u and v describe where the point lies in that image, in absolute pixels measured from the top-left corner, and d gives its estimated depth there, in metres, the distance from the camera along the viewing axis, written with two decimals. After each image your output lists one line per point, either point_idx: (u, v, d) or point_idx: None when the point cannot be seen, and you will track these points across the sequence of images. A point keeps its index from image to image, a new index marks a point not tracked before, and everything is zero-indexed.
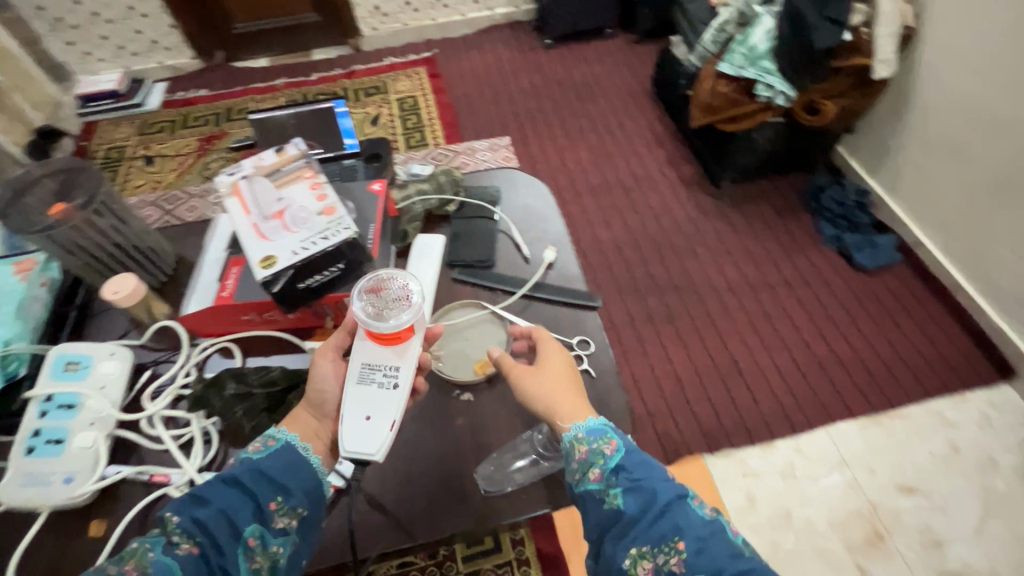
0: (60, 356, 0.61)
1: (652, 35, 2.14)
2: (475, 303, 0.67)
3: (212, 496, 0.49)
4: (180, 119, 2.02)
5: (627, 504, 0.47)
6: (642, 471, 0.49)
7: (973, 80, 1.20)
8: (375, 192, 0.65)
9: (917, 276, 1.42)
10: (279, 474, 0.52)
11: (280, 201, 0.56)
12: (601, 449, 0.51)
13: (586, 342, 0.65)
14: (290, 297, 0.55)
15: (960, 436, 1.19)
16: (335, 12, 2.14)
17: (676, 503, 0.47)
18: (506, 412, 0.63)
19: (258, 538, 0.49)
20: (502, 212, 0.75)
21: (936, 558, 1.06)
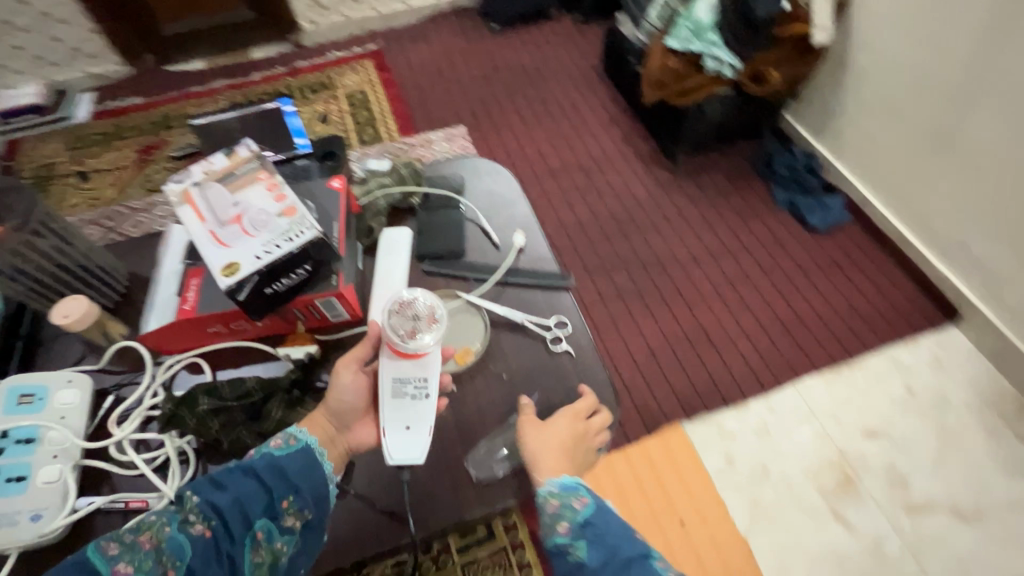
0: (13, 390, 0.58)
1: (597, 14, 2.15)
2: (450, 293, 0.67)
3: (232, 483, 0.51)
4: (114, 130, 1.91)
5: (591, 557, 0.51)
6: (609, 529, 0.52)
7: (903, 41, 1.26)
8: (336, 189, 0.63)
9: (865, 232, 1.49)
10: (295, 473, 0.53)
11: (235, 205, 0.53)
12: (570, 503, 0.54)
13: (563, 323, 0.66)
14: (257, 304, 0.53)
15: (915, 378, 1.27)
16: (271, 7, 2.06)
17: (637, 560, 0.50)
18: (491, 400, 0.62)
19: (265, 534, 0.51)
20: (467, 201, 0.74)
21: (901, 494, 1.14)
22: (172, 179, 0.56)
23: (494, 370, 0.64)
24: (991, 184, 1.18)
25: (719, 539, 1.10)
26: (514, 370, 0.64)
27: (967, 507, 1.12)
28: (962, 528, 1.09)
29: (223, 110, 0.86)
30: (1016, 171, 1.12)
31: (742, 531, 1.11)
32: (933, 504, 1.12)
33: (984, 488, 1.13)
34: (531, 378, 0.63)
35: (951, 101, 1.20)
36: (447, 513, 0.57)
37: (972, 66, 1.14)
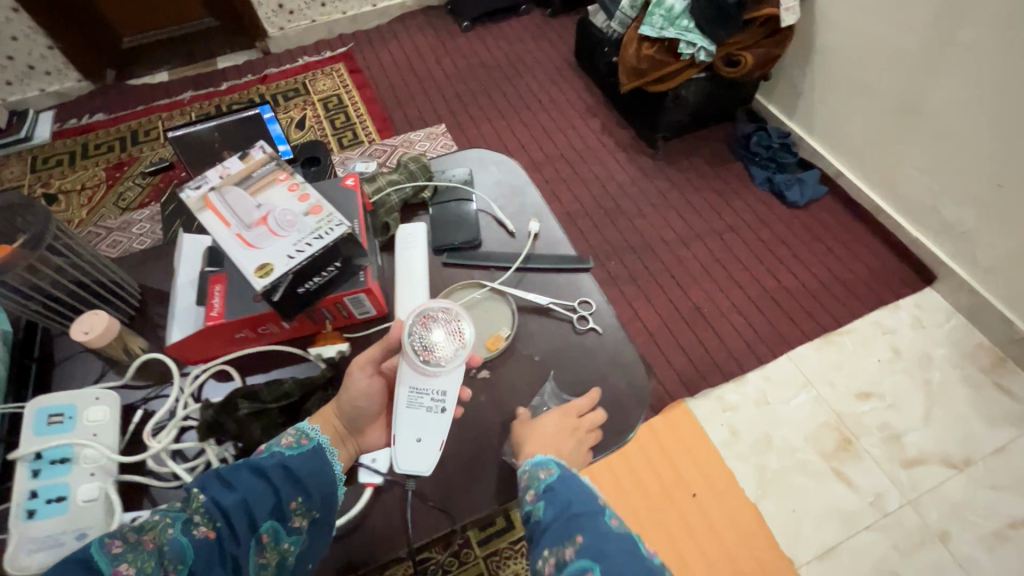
0: (39, 409, 0.55)
1: (566, 7, 2.17)
2: (474, 283, 0.68)
3: (238, 483, 0.50)
4: (80, 149, 1.84)
5: (545, 513, 0.49)
6: (571, 496, 0.50)
7: (865, 18, 1.31)
8: (349, 187, 0.63)
9: (841, 203, 1.55)
10: (304, 474, 0.53)
11: (260, 207, 0.53)
12: (536, 473, 0.53)
13: (587, 303, 0.68)
14: (289, 303, 0.54)
15: (899, 339, 1.33)
16: (236, 15, 2.01)
17: (593, 515, 0.48)
18: (524, 384, 0.63)
19: (271, 536, 0.50)
20: (478, 193, 0.75)
21: (896, 449, 1.19)
22: (188, 186, 0.55)
23: (525, 353, 0.65)
24: (956, 151, 1.24)
25: (731, 507, 1.14)
26: (545, 352, 0.65)
27: (957, 456, 1.18)
28: (954, 477, 1.16)
29: (199, 120, 0.89)
30: (977, 135, 1.18)
31: (751, 498, 1.15)
32: (926, 456, 1.18)
33: (970, 437, 1.20)
34: (561, 358, 0.65)
35: (913, 74, 1.26)
36: (494, 497, 0.58)
37: (931, 39, 1.19)
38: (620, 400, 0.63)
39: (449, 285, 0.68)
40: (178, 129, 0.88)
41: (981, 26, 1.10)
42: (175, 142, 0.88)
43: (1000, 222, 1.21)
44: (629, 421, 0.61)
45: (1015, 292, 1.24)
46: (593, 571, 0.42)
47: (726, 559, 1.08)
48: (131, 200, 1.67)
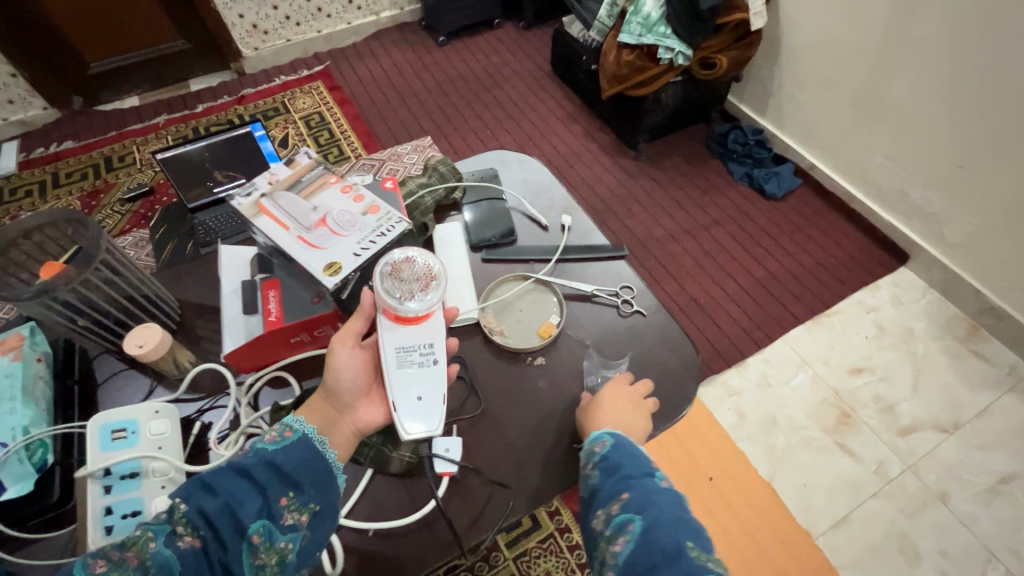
0: (99, 425, 0.53)
1: (538, 20, 2.23)
2: (519, 276, 0.72)
3: (222, 487, 0.47)
4: (50, 179, 1.76)
5: (599, 476, 0.53)
6: (623, 460, 0.54)
7: (825, 19, 1.41)
8: (390, 189, 0.66)
9: (816, 194, 1.64)
10: (292, 469, 0.50)
11: (316, 209, 0.59)
12: (592, 446, 0.56)
13: (628, 287, 0.73)
14: (355, 298, 0.60)
15: (882, 316, 1.41)
16: (210, 38, 1.98)
17: (642, 478, 0.52)
18: (576, 369, 0.66)
19: (264, 536, 0.46)
20: (509, 191, 0.81)
21: (891, 418, 1.26)
22: (236, 194, 0.60)
23: (576, 338, 0.69)
24: (919, 138, 1.33)
25: (747, 488, 1.17)
26: (594, 337, 0.69)
27: (946, 420, 1.26)
28: (947, 440, 1.23)
29: (188, 142, 0.89)
30: (937, 121, 1.28)
31: (765, 477, 1.19)
32: (919, 423, 1.25)
33: (956, 402, 1.28)
34: (606, 342, 0.68)
35: (875, 69, 1.36)
36: (560, 478, 0.59)
37: (890, 36, 1.29)
38: (673, 376, 0.66)
39: (493, 280, 0.73)
40: (166, 151, 0.87)
41: (935, 23, 1.20)
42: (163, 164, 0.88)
43: (963, 201, 1.31)
44: (679, 395, 0.65)
45: (982, 265, 1.34)
46: (637, 522, 0.48)
47: (748, 537, 1.12)
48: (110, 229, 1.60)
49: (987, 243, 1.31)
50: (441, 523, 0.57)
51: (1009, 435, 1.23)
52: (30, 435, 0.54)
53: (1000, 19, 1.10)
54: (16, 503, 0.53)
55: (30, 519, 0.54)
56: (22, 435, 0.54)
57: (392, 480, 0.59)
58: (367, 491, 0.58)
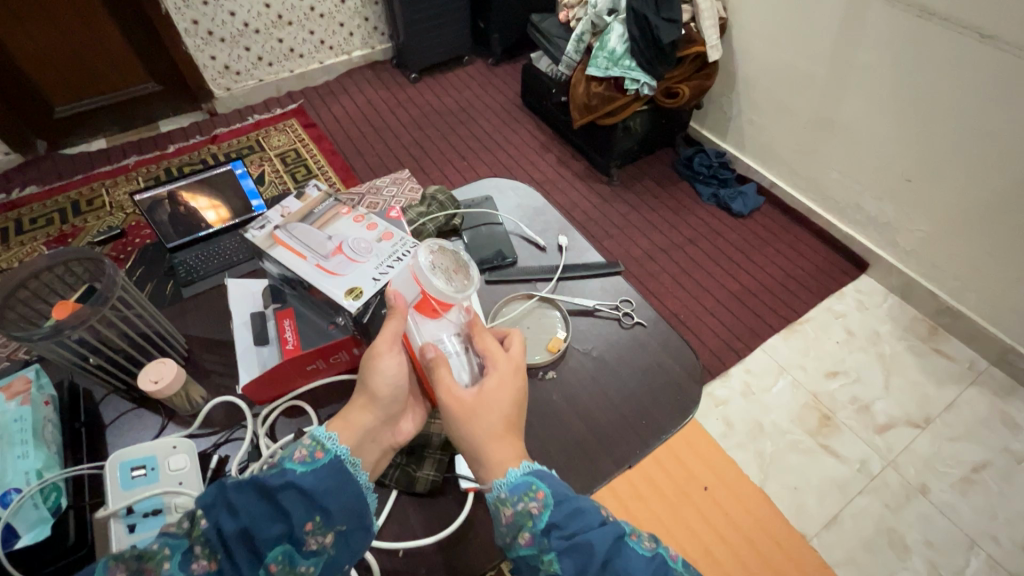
0: (119, 463, 0.53)
1: (506, 56, 2.32)
2: (523, 295, 0.75)
3: (244, 506, 0.44)
4: (12, 224, 1.68)
5: (564, 568, 0.44)
6: (574, 524, 0.46)
7: (775, 50, 1.53)
8: (395, 217, 0.72)
9: (778, 210, 1.75)
10: (320, 493, 0.47)
11: (332, 239, 0.64)
12: (527, 510, 0.48)
13: (627, 301, 0.77)
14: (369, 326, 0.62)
15: (851, 321, 1.49)
16: (182, 79, 1.97)
17: (616, 549, 0.45)
18: (590, 381, 0.69)
19: (283, 562, 0.44)
20: (505, 216, 0.86)
21: (869, 418, 1.32)
22: (251, 228, 0.65)
23: (583, 351, 0.72)
24: (870, 154, 1.44)
25: (742, 495, 1.17)
26: (600, 347, 0.72)
27: (918, 416, 1.33)
28: (921, 435, 1.30)
29: (167, 182, 0.85)
30: (886, 137, 1.39)
31: (758, 483, 1.22)
32: (894, 421, 1.32)
33: (925, 398, 1.35)
34: (613, 352, 0.72)
35: (825, 93, 1.47)
36: (580, 485, 0.61)
37: (836, 63, 1.41)
38: (675, 384, 0.69)
39: (498, 300, 0.76)
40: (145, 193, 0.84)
41: (874, 51, 1.32)
42: (142, 206, 0.84)
43: (914, 210, 1.42)
44: (684, 399, 0.68)
45: (934, 268, 1.44)
46: None
47: (750, 546, 1.11)
48: None
49: (938, 248, 1.41)
50: (469, 539, 0.57)
51: (977, 426, 1.31)
52: (43, 478, 0.53)
53: (928, 48, 1.22)
54: (39, 552, 0.52)
55: (46, 566, 0.52)
56: (36, 479, 0.54)
57: (418, 500, 0.60)
58: (394, 510, 0.59)
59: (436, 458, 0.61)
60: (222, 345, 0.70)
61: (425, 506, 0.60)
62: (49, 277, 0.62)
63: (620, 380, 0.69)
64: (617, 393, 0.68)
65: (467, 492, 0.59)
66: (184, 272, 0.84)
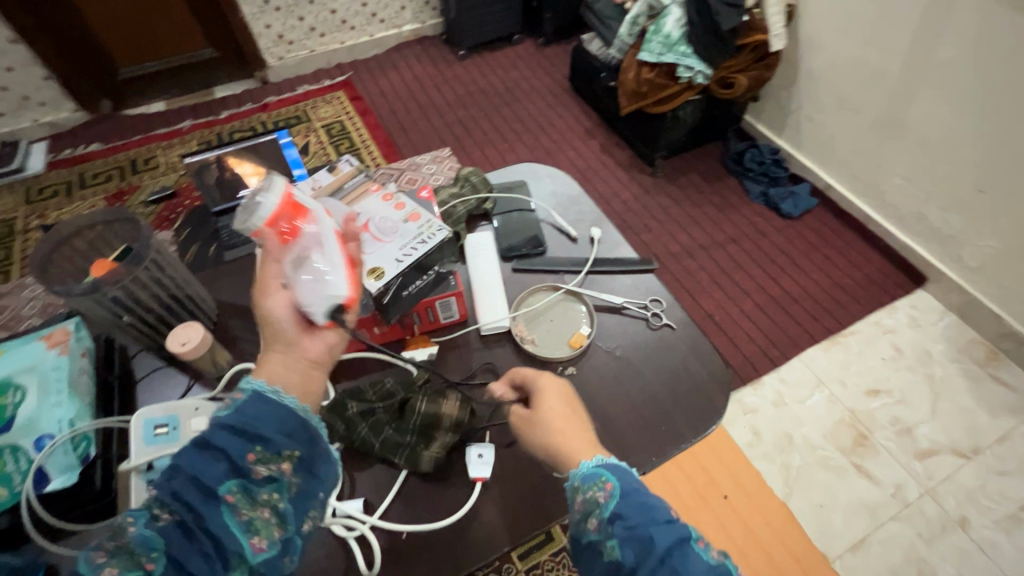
0: (146, 420, 0.55)
1: (557, 37, 2.26)
2: (550, 286, 0.74)
3: (181, 461, 0.42)
4: (77, 179, 1.77)
5: (625, 556, 0.44)
6: (641, 516, 0.45)
7: (845, 42, 1.43)
8: (426, 198, 0.72)
9: (832, 214, 1.65)
10: (252, 422, 0.43)
11: (359, 216, 0.65)
12: (594, 497, 0.48)
13: (657, 301, 0.74)
14: (394, 306, 0.63)
15: (899, 337, 1.41)
16: (237, 46, 2.01)
17: (677, 546, 0.43)
18: (609, 378, 0.67)
19: (240, 493, 0.42)
20: (538, 203, 0.84)
21: (909, 441, 1.25)
22: None
23: (606, 349, 0.69)
24: (940, 159, 1.34)
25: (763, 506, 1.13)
26: (624, 347, 0.70)
27: (965, 445, 1.24)
28: (965, 465, 1.22)
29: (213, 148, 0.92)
30: (960, 142, 1.28)
31: (782, 497, 1.18)
32: (938, 447, 1.24)
33: (975, 427, 1.27)
34: (637, 351, 0.69)
35: (896, 90, 1.36)
36: None
37: (911, 59, 1.30)
38: (699, 392, 0.66)
39: (525, 289, 0.74)
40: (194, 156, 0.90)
41: (957, 46, 1.21)
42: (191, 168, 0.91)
43: (983, 224, 1.31)
44: (710, 407, 0.65)
45: (1000, 289, 1.33)
46: None
47: (766, 560, 1.08)
48: None
49: (1007, 266, 1.30)
50: (474, 529, 0.57)
51: None
52: (74, 427, 0.56)
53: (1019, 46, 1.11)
54: (64, 497, 0.55)
55: (71, 511, 0.55)
56: (68, 428, 0.56)
57: (424, 484, 0.60)
58: (401, 492, 0.59)
59: (445, 440, 0.61)
60: (250, 313, 0.72)
61: (431, 491, 0.60)
62: (91, 236, 0.65)
63: (642, 381, 0.67)
64: (637, 395, 0.66)
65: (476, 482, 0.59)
66: (227, 238, 0.85)
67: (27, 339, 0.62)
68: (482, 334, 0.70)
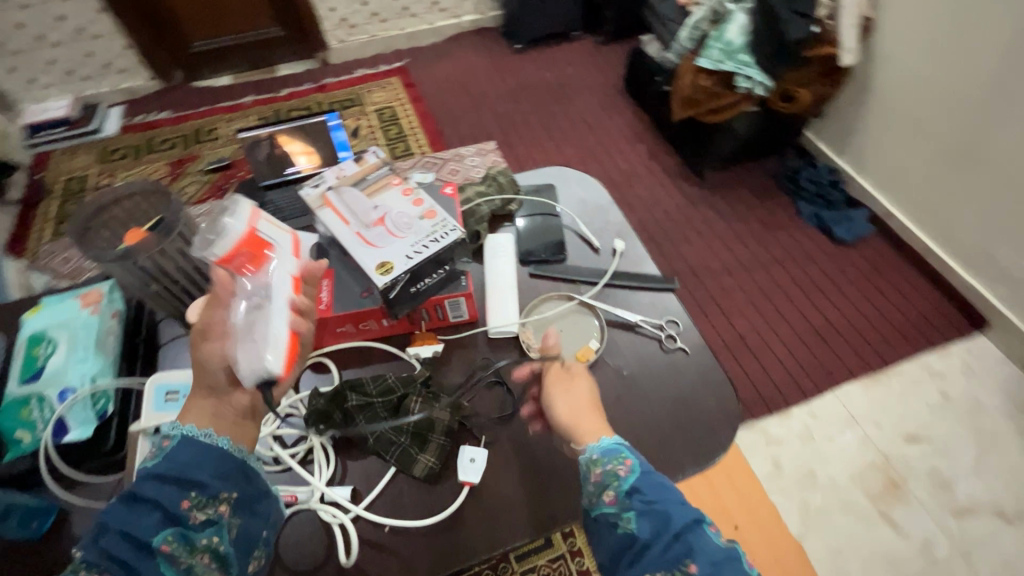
0: (159, 386, 0.59)
1: (617, 36, 2.21)
2: (565, 295, 0.73)
3: (114, 518, 0.45)
4: (144, 143, 1.88)
5: (641, 529, 0.47)
6: (657, 494, 0.48)
7: (924, 62, 1.33)
8: (448, 195, 0.72)
9: (888, 243, 1.55)
10: (183, 471, 0.48)
11: (377, 209, 0.65)
12: (615, 471, 0.50)
13: (674, 322, 0.72)
14: (401, 300, 0.63)
15: (948, 383, 1.31)
16: (302, 26, 2.08)
17: (692, 526, 0.46)
18: (613, 395, 0.65)
19: (177, 541, 0.45)
20: (564, 208, 0.83)
21: (946, 496, 1.16)
22: (308, 185, 0.69)
23: (614, 366, 0.68)
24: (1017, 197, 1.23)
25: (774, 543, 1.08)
26: (632, 366, 0.68)
27: (1009, 508, 1.15)
28: (1007, 530, 1.12)
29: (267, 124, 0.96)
30: None
31: (796, 535, 1.13)
32: (978, 506, 1.15)
33: None
34: (647, 372, 0.67)
35: (975, 119, 1.26)
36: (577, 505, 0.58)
37: (996, 85, 1.20)
38: (707, 420, 0.64)
39: (539, 295, 0.73)
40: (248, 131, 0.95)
41: None
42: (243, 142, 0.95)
43: None
44: (718, 437, 0.62)
45: None
46: None
47: None
48: (191, 195, 1.68)
49: None
50: (457, 531, 0.57)
51: None
52: (96, 384, 0.60)
53: None
54: (81, 448, 0.59)
55: (88, 462, 0.59)
56: (89, 385, 0.60)
57: (412, 481, 0.60)
58: (390, 485, 0.60)
59: (439, 444, 0.61)
60: None
61: (419, 488, 0.60)
62: (130, 204, 0.68)
63: (647, 403, 0.65)
64: (641, 417, 0.64)
65: (463, 485, 0.59)
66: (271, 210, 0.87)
67: (66, 296, 0.67)
68: (489, 337, 0.70)
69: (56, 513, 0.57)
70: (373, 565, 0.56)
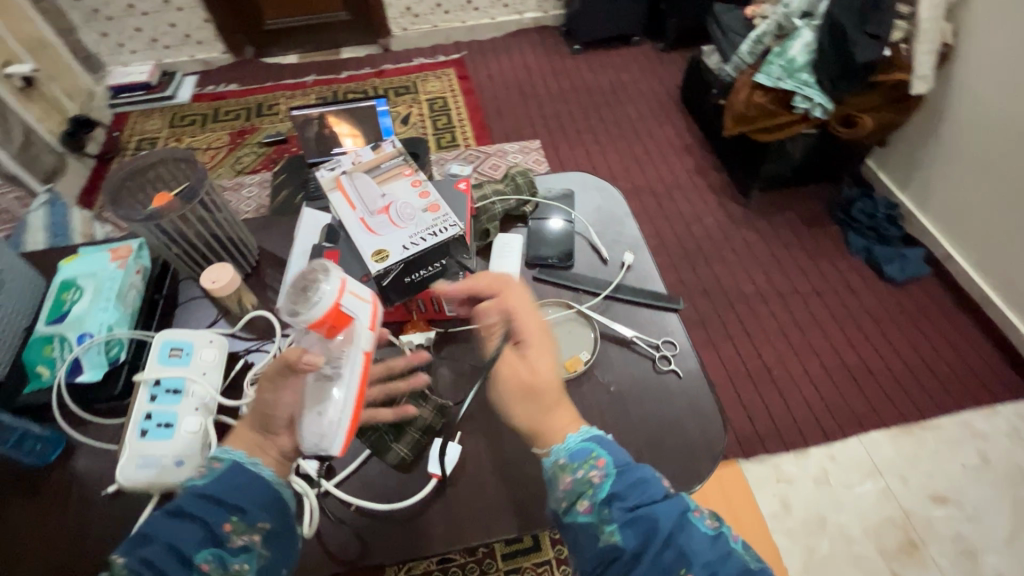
0: (164, 342, 0.63)
1: (678, 44, 2.15)
2: (563, 302, 0.72)
3: (159, 532, 0.45)
4: (211, 113, 1.99)
5: (626, 539, 0.42)
6: (636, 496, 0.45)
7: (1006, 96, 1.23)
8: (461, 190, 0.73)
9: (943, 288, 1.44)
10: (229, 494, 0.48)
11: (384, 197, 0.67)
12: (588, 478, 0.46)
13: (671, 343, 0.70)
14: (395, 287, 0.65)
15: (990, 446, 1.21)
16: (367, 12, 2.14)
17: (679, 527, 0.43)
18: (598, 408, 0.64)
19: (215, 562, 0.45)
20: (579, 215, 0.82)
21: (970, 566, 1.08)
22: (324, 167, 0.72)
23: (604, 380, 0.67)
24: None
25: None
26: (621, 382, 0.67)
27: None
28: None
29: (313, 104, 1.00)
30: None
31: None
32: None
33: None
34: (639, 390, 0.66)
35: None
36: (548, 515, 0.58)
37: None
38: (693, 446, 0.62)
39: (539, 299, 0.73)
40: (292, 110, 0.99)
41: None
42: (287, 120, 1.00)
43: None
44: (701, 465, 0.61)
45: None
46: None
47: None
48: (246, 165, 1.77)
49: None
50: (420, 522, 0.59)
51: None
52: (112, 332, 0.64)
53: None
54: (91, 390, 0.64)
55: (97, 403, 0.64)
56: (106, 332, 0.65)
57: (385, 467, 0.62)
58: (363, 467, 0.62)
59: (414, 437, 0.63)
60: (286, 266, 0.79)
61: (390, 474, 0.62)
62: (163, 169, 0.74)
63: (630, 421, 0.64)
64: (623, 433, 0.63)
65: (431, 477, 0.60)
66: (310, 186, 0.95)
67: (100, 249, 0.73)
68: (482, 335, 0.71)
69: (62, 446, 0.63)
70: (338, 543, 0.58)
